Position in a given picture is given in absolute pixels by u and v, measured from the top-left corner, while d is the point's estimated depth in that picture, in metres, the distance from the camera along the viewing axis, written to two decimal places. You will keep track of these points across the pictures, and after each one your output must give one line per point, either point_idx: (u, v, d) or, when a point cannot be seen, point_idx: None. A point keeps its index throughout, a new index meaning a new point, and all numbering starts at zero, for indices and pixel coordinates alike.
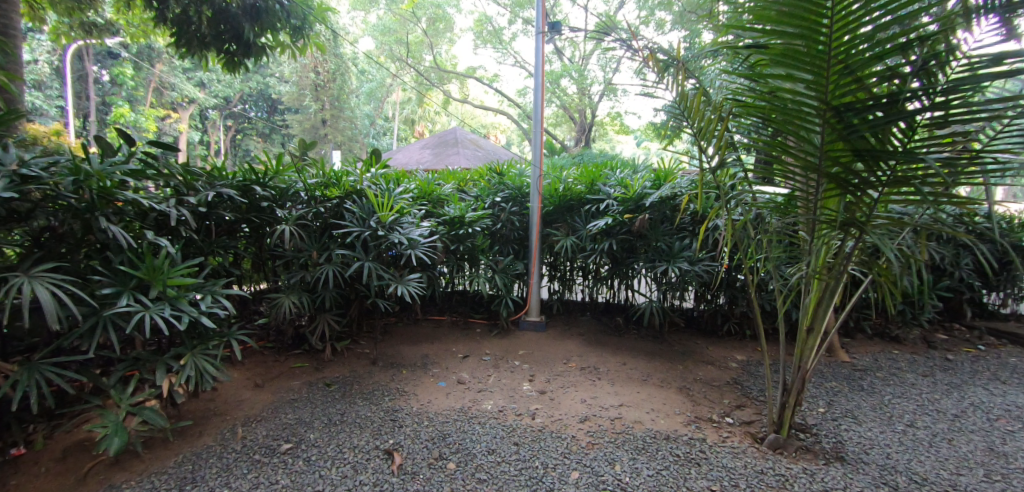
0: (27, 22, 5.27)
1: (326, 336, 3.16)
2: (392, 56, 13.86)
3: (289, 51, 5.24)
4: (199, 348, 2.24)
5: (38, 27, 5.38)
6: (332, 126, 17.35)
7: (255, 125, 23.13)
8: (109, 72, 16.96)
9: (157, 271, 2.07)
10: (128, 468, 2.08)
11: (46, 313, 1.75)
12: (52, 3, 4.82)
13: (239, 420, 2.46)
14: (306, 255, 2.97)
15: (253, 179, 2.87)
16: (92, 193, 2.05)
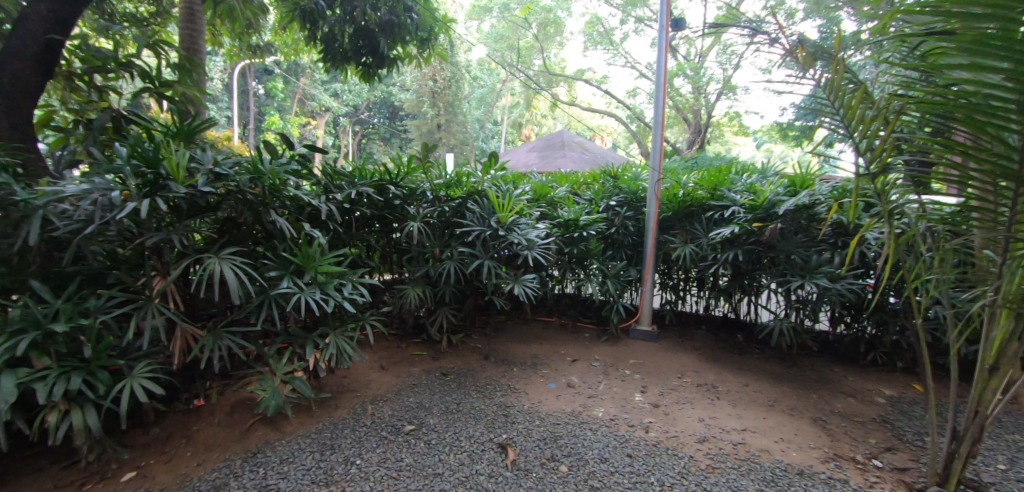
0: (210, 47, 6.28)
1: (444, 328, 3.33)
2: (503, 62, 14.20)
3: (416, 61, 5.62)
4: (340, 329, 2.51)
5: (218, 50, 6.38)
6: (447, 130, 18.34)
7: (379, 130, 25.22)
8: (266, 87, 19.65)
9: (311, 259, 2.35)
10: (280, 428, 2.38)
11: (230, 290, 2.07)
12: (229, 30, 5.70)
13: (368, 398, 2.70)
14: (430, 251, 3.20)
15: (388, 179, 3.13)
16: (264, 189, 2.38)
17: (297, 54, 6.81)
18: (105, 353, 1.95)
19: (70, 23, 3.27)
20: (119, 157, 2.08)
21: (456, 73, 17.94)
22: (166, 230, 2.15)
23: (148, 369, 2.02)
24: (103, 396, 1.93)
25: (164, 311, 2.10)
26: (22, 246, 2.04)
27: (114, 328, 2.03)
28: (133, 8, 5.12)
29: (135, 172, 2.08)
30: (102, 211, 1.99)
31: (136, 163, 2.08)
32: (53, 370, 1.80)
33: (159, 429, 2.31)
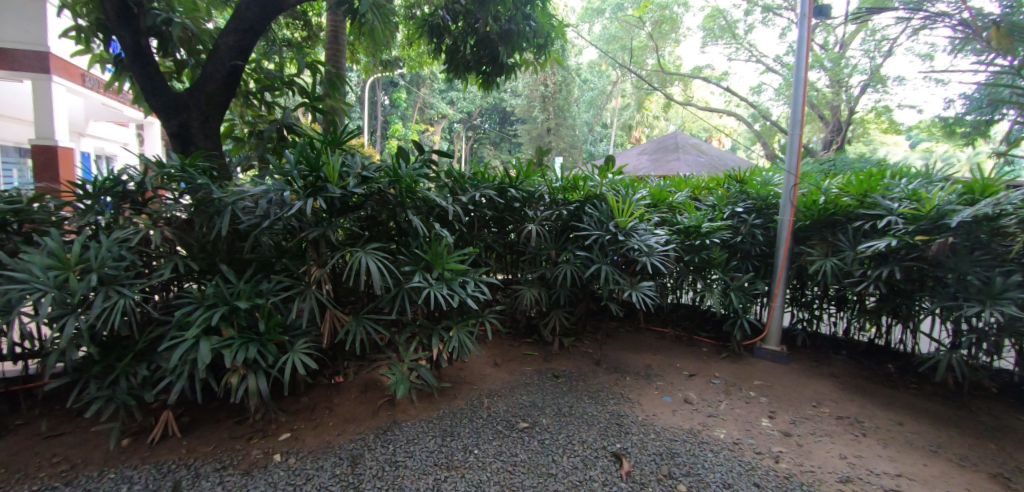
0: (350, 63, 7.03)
1: (557, 330, 3.42)
2: (614, 63, 13.91)
3: (532, 67, 5.73)
4: (462, 323, 2.67)
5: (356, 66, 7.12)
6: (556, 134, 18.49)
7: (490, 135, 26.13)
8: (392, 97, 21.40)
9: (439, 256, 2.53)
10: (407, 411, 2.59)
11: (373, 281, 2.31)
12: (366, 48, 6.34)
13: (484, 391, 2.83)
14: (546, 253, 3.27)
15: (507, 182, 3.25)
16: (401, 191, 2.59)
17: (422, 65, 7.33)
18: (274, 329, 2.27)
19: (248, 50, 3.88)
20: (289, 162, 2.41)
21: (567, 77, 18.00)
22: (323, 226, 2.45)
23: (305, 346, 2.32)
24: (270, 365, 2.26)
25: (319, 296, 2.40)
26: (216, 236, 2.46)
27: (280, 308, 2.36)
28: (291, 34, 5.91)
29: (300, 175, 2.39)
30: (276, 209, 2.32)
31: (301, 168, 2.39)
32: (237, 339, 2.15)
33: (308, 399, 2.63)
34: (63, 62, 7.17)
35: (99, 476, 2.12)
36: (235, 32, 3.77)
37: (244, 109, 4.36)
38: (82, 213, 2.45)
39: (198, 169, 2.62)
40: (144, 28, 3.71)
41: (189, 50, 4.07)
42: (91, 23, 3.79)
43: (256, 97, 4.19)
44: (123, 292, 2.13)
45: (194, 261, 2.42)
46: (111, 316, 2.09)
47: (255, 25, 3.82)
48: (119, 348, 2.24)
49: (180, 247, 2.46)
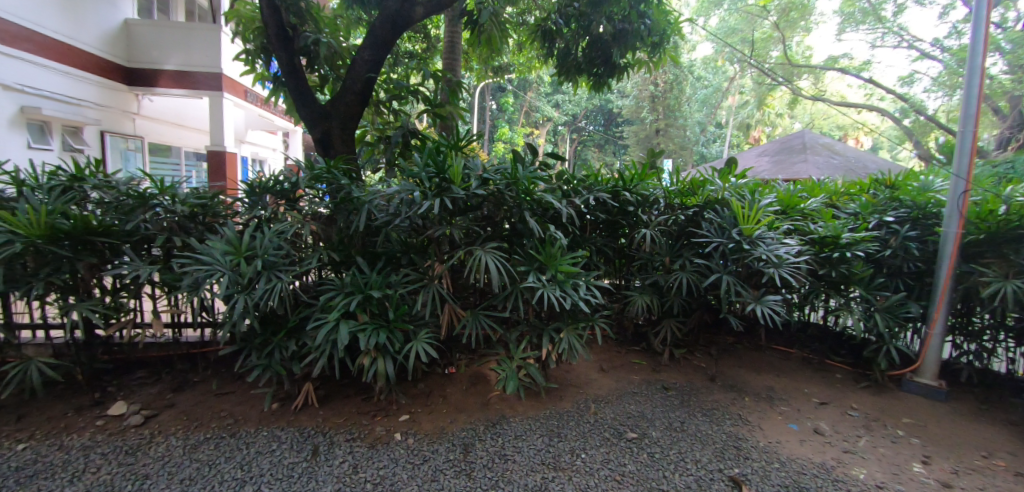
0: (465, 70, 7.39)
1: (668, 340, 3.30)
2: (732, 58, 12.92)
3: (644, 66, 5.55)
4: (572, 326, 2.71)
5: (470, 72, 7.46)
6: (665, 135, 17.71)
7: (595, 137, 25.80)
8: (499, 102, 22.06)
9: (553, 258, 2.59)
10: (515, 407, 2.68)
11: (492, 278, 2.43)
12: (479, 55, 6.63)
13: (590, 396, 2.83)
14: (660, 259, 3.17)
15: (621, 185, 3.21)
16: (519, 192, 2.67)
17: (531, 69, 7.49)
18: (400, 318, 2.48)
19: (380, 63, 4.28)
20: (418, 165, 2.60)
21: (679, 75, 17.15)
22: (446, 225, 2.61)
23: (427, 336, 2.50)
24: (396, 351, 2.47)
25: (441, 291, 2.57)
26: (354, 231, 2.74)
27: (407, 299, 2.57)
28: (412, 47, 6.39)
29: (428, 177, 2.56)
30: (406, 208, 2.53)
31: (429, 170, 2.56)
32: (370, 325, 2.37)
33: (424, 385, 2.82)
34: (232, 80, 8.67)
35: (255, 432, 2.47)
36: (370, 48, 4.20)
37: (375, 117, 4.80)
38: (250, 208, 2.86)
39: (342, 171, 2.95)
40: (298, 48, 4.24)
41: (331, 65, 4.58)
42: (258, 47, 4.43)
43: (385, 105, 4.59)
44: (280, 276, 2.45)
45: (335, 252, 2.72)
46: (270, 297, 2.41)
47: (388, 40, 4.22)
48: (274, 324, 2.56)
49: (324, 239, 2.77)
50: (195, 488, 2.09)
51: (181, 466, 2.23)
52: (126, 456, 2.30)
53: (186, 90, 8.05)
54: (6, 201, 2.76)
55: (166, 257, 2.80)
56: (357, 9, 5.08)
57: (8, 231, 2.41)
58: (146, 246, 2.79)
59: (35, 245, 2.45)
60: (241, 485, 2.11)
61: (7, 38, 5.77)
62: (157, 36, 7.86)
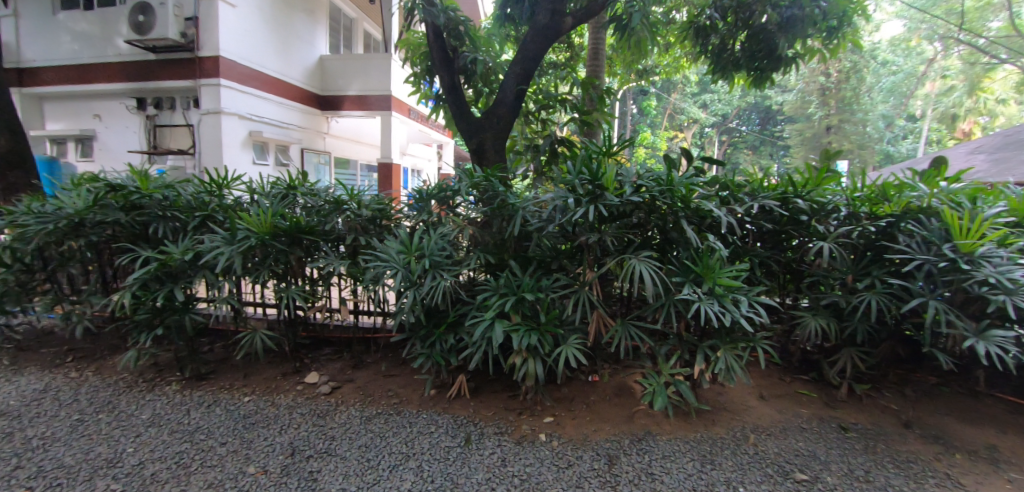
0: (609, 75, 7.34)
1: (847, 372, 2.85)
2: (934, 35, 10.70)
3: (817, 55, 4.91)
4: (730, 345, 2.52)
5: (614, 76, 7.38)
6: (838, 132, 15.43)
7: (748, 137, 23.51)
8: (641, 104, 21.39)
9: (711, 270, 2.44)
10: (662, 425, 2.57)
11: (647, 288, 2.36)
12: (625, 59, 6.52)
13: (748, 425, 2.60)
14: (840, 277, 2.78)
15: (792, 191, 2.88)
16: (676, 200, 2.57)
17: (678, 69, 7.16)
18: (551, 322, 2.54)
19: (530, 75, 4.48)
20: (572, 172, 2.65)
21: (860, 61, 14.72)
22: (597, 232, 2.62)
23: (576, 342, 2.53)
24: (546, 354, 2.54)
25: (590, 297, 2.59)
26: (508, 236, 2.90)
27: (558, 304, 2.63)
28: (557, 57, 6.55)
29: (581, 184, 2.59)
30: (560, 214, 2.59)
31: (583, 177, 2.59)
32: (523, 326, 2.48)
33: (567, 389, 2.83)
34: (399, 100, 9.80)
35: (416, 414, 2.74)
36: (522, 62, 4.42)
37: (523, 127, 5.02)
38: (418, 212, 3.19)
39: (498, 178, 3.13)
40: (458, 67, 4.64)
41: (485, 80, 4.92)
42: (425, 69, 4.95)
43: (534, 115, 4.78)
44: (443, 274, 2.68)
45: (490, 255, 2.89)
46: (435, 293, 2.64)
47: (538, 53, 4.41)
48: (436, 318, 2.81)
49: (481, 242, 2.96)
50: (370, 455, 2.39)
51: (359, 434, 2.56)
52: (318, 419, 2.73)
53: (363, 112, 9.32)
54: (243, 205, 3.49)
55: (352, 253, 3.26)
56: (509, 25, 5.38)
57: (246, 227, 3.04)
58: (338, 244, 3.28)
59: (263, 240, 3.01)
60: (405, 459, 2.35)
61: (242, 78, 7.34)
62: (345, 67, 9.26)
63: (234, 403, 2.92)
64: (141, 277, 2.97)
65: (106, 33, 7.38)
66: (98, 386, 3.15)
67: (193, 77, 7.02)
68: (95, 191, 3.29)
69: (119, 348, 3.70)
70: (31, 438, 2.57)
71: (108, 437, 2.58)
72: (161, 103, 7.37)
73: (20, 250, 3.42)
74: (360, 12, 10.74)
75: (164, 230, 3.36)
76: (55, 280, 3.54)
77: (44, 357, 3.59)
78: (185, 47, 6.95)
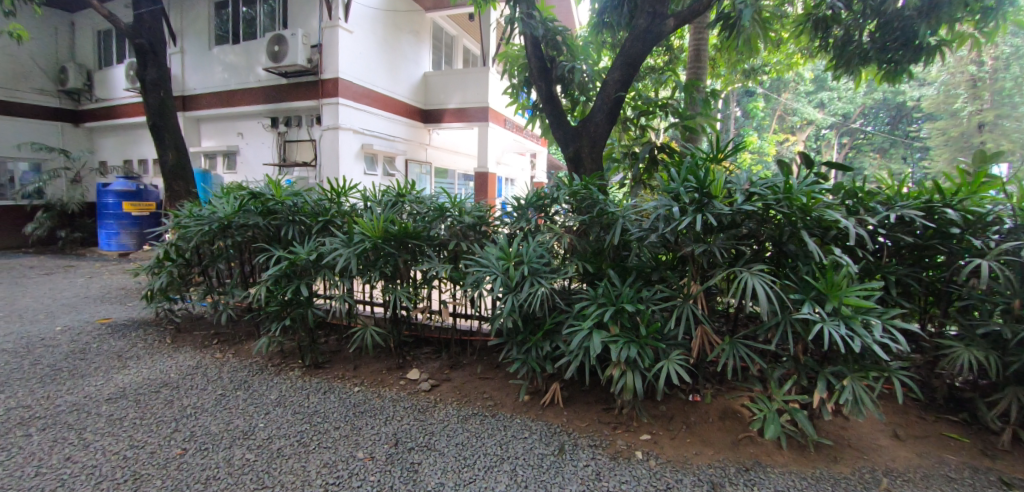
0: (712, 77, 6.97)
1: (1013, 417, 2.40)
2: None
3: (969, 41, 4.25)
4: (858, 373, 2.25)
5: (718, 78, 7.00)
6: (996, 130, 13.18)
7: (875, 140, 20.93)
8: (747, 107, 20.02)
9: (837, 287, 2.21)
10: (774, 455, 2.36)
11: (761, 305, 2.19)
12: (731, 60, 6.16)
13: (880, 467, 2.30)
14: (1004, 302, 2.36)
15: (940, 200, 2.51)
16: (795, 209, 2.36)
17: (792, 66, 6.61)
18: (652, 335, 2.45)
19: (629, 82, 4.40)
20: (676, 180, 2.53)
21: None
22: (705, 243, 2.48)
23: (679, 358, 2.41)
24: (646, 369, 2.45)
25: (695, 312, 2.46)
26: (607, 245, 2.85)
27: (658, 317, 2.53)
28: (655, 61, 6.37)
29: (687, 192, 2.46)
30: (664, 224, 2.49)
31: (689, 185, 2.47)
32: (622, 338, 2.42)
33: (666, 407, 2.70)
34: (496, 111, 10.11)
35: (510, 418, 2.78)
36: (620, 68, 4.36)
37: (621, 134, 4.93)
38: (515, 220, 3.26)
39: (595, 186, 3.10)
40: (555, 77, 4.70)
41: (582, 89, 4.92)
42: (523, 80, 5.06)
43: (633, 122, 4.68)
44: (541, 281, 2.70)
45: (588, 263, 2.86)
46: (533, 300, 2.67)
47: (637, 58, 4.32)
48: (533, 325, 2.83)
49: (578, 251, 2.94)
50: (465, 453, 2.46)
51: (456, 432, 2.66)
52: (419, 413, 2.87)
53: (463, 123, 9.74)
54: (358, 211, 3.81)
55: (453, 258, 3.41)
56: (607, 32, 5.34)
57: (361, 231, 3.30)
58: (440, 249, 3.45)
59: (376, 244, 3.25)
60: (499, 461, 2.40)
61: (357, 96, 8.05)
62: (447, 82, 9.77)
63: (346, 392, 3.18)
64: (274, 274, 3.36)
65: (250, 62, 8.50)
66: (236, 367, 3.60)
67: (317, 98, 7.85)
68: (240, 198, 3.80)
69: (253, 335, 4.20)
70: (186, 407, 3.00)
71: (244, 412, 2.93)
72: (292, 120, 8.32)
73: (183, 248, 4.03)
74: (461, 30, 11.29)
75: (293, 233, 3.77)
76: (207, 273, 4.13)
77: (196, 339, 4.19)
78: (311, 71, 7.80)
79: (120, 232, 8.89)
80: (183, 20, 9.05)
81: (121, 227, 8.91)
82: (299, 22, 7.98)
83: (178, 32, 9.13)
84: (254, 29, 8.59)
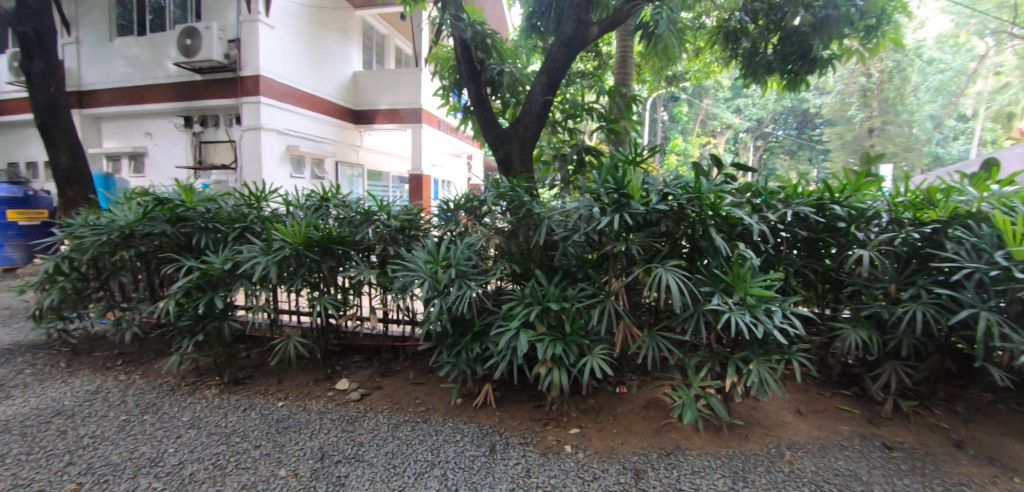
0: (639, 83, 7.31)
1: (892, 388, 2.71)
2: (984, 30, 10.16)
3: (855, 55, 4.73)
4: (764, 357, 2.45)
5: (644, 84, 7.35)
6: (882, 135, 14.86)
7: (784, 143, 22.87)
8: (671, 112, 21.19)
9: (742, 279, 2.39)
10: (691, 438, 2.51)
11: (675, 298, 2.33)
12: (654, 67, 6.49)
13: (784, 441, 2.51)
14: (882, 286, 2.67)
15: (829, 197, 2.79)
16: (704, 208, 2.53)
17: (709, 75, 7.05)
18: (577, 332, 2.54)
19: (557, 86, 4.51)
20: (597, 181, 2.64)
21: (902, 60, 14.08)
22: (624, 241, 2.60)
23: (602, 352, 2.51)
24: (571, 364, 2.52)
25: (616, 307, 2.57)
26: (534, 245, 2.91)
27: (582, 314, 2.62)
28: (584, 66, 6.57)
29: (607, 193, 2.58)
30: (585, 224, 2.59)
31: (608, 186, 2.59)
32: (547, 336, 2.48)
33: (594, 401, 2.80)
34: (429, 113, 10.00)
35: (442, 422, 2.76)
36: (548, 72, 4.47)
37: (551, 137, 5.03)
38: (446, 223, 3.23)
39: (523, 188, 3.15)
40: (485, 80, 4.72)
41: (513, 92, 4.98)
42: (453, 82, 5.05)
43: (561, 125, 4.80)
44: (469, 283, 2.69)
45: (516, 264, 2.91)
46: (461, 302, 2.66)
47: (563, 63, 4.45)
48: (462, 327, 2.83)
49: (508, 252, 2.98)
50: (396, 461, 2.42)
51: (386, 441, 2.60)
52: (347, 425, 2.78)
53: (395, 125, 9.57)
54: (279, 217, 3.62)
55: (382, 264, 3.33)
56: (535, 37, 5.44)
57: (280, 238, 3.14)
58: (368, 254, 3.36)
59: (297, 250, 3.11)
60: (430, 466, 2.37)
61: (280, 95, 7.65)
62: (378, 82, 9.54)
63: (268, 407, 3.01)
64: (183, 285, 3.12)
65: (156, 56, 7.83)
66: (143, 389, 3.30)
67: (235, 96, 7.38)
68: (145, 204, 3.49)
69: (163, 353, 3.87)
70: (82, 437, 2.71)
71: (151, 438, 2.70)
72: (206, 120, 7.75)
73: (77, 260, 3.63)
74: (392, 29, 11.04)
75: (206, 241, 3.51)
76: (108, 288, 3.76)
77: (96, 361, 3.80)
78: (228, 68, 7.31)
79: (3, 244, 7.86)
80: (76, 7, 8.18)
81: (5, 238, 7.87)
82: (213, 16, 7.47)
83: (69, 21, 8.24)
84: (161, 21, 7.92)
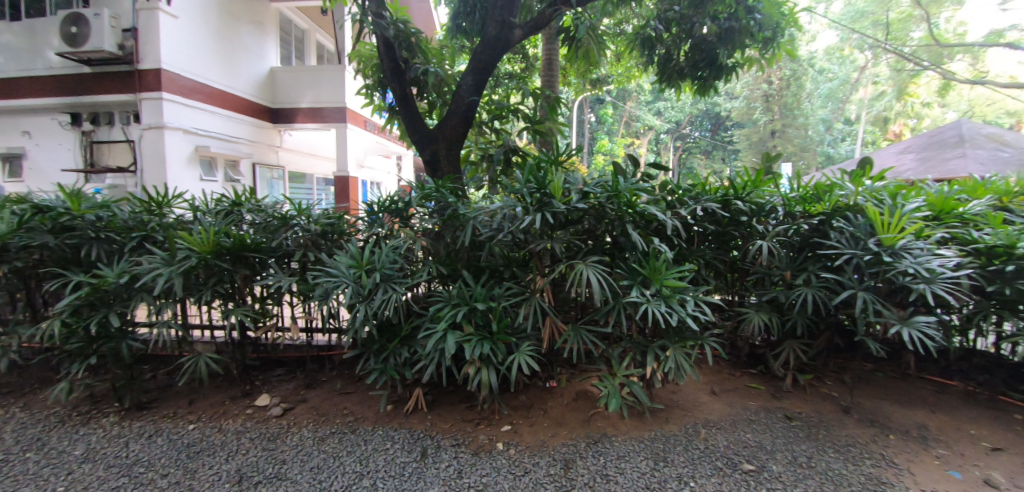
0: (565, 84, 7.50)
1: (791, 364, 3.00)
2: (863, 44, 11.41)
3: (756, 63, 5.15)
4: (679, 343, 2.62)
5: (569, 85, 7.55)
6: (783, 136, 16.33)
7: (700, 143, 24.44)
8: (597, 114, 21.96)
9: (657, 272, 2.54)
10: (617, 425, 2.64)
11: (595, 292, 2.43)
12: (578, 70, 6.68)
13: (700, 420, 2.71)
14: (779, 273, 2.94)
15: (732, 193, 3.02)
16: (621, 205, 2.66)
17: (630, 78, 7.37)
18: (504, 330, 2.57)
19: (482, 87, 4.52)
20: (520, 182, 2.69)
21: (798, 69, 15.48)
22: (548, 239, 2.67)
23: (529, 348, 2.56)
24: (500, 362, 2.55)
25: (542, 304, 2.63)
26: (460, 246, 2.90)
27: (509, 312, 2.65)
28: (512, 67, 6.64)
29: (530, 193, 2.64)
30: (508, 223, 2.63)
31: (531, 186, 2.64)
32: (475, 336, 2.50)
33: (525, 397, 2.85)
34: (354, 113, 9.65)
35: (372, 431, 2.68)
36: (473, 73, 4.47)
37: (479, 137, 5.03)
38: (371, 226, 3.14)
39: (449, 189, 3.13)
40: (410, 79, 4.63)
41: (439, 92, 4.93)
42: (376, 81, 4.90)
43: (488, 125, 4.81)
44: (395, 287, 2.65)
45: (443, 266, 2.89)
46: (387, 306, 2.61)
47: (488, 64, 4.46)
48: (390, 332, 2.77)
49: (435, 253, 2.95)
50: (323, 476, 2.33)
51: (311, 456, 2.49)
52: (269, 442, 2.63)
53: (317, 125, 9.16)
54: (186, 223, 3.34)
55: (302, 271, 3.18)
56: (460, 37, 5.42)
57: (185, 247, 2.90)
58: (287, 261, 3.19)
59: (205, 260, 2.89)
60: (360, 477, 2.31)
61: (185, 91, 7.06)
62: (297, 80, 9.08)
63: (178, 431, 2.79)
64: (71, 303, 2.80)
65: (32, 45, 6.94)
66: (25, 422, 2.93)
67: (130, 92, 6.71)
68: (20, 213, 3.09)
69: (50, 380, 3.45)
70: None
71: (37, 477, 2.41)
72: (97, 118, 6.98)
73: None
74: (311, 24, 10.54)
75: (98, 252, 3.17)
76: None
77: None
78: (121, 60, 6.62)
79: None
80: None
81: None
82: (102, 2, 6.75)
83: None
84: (36, 7, 7.03)
